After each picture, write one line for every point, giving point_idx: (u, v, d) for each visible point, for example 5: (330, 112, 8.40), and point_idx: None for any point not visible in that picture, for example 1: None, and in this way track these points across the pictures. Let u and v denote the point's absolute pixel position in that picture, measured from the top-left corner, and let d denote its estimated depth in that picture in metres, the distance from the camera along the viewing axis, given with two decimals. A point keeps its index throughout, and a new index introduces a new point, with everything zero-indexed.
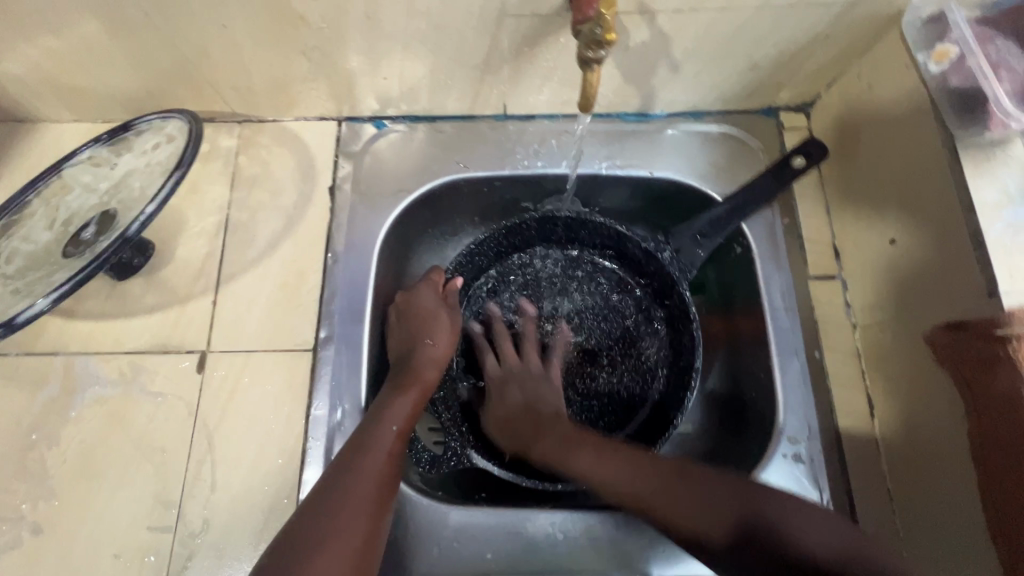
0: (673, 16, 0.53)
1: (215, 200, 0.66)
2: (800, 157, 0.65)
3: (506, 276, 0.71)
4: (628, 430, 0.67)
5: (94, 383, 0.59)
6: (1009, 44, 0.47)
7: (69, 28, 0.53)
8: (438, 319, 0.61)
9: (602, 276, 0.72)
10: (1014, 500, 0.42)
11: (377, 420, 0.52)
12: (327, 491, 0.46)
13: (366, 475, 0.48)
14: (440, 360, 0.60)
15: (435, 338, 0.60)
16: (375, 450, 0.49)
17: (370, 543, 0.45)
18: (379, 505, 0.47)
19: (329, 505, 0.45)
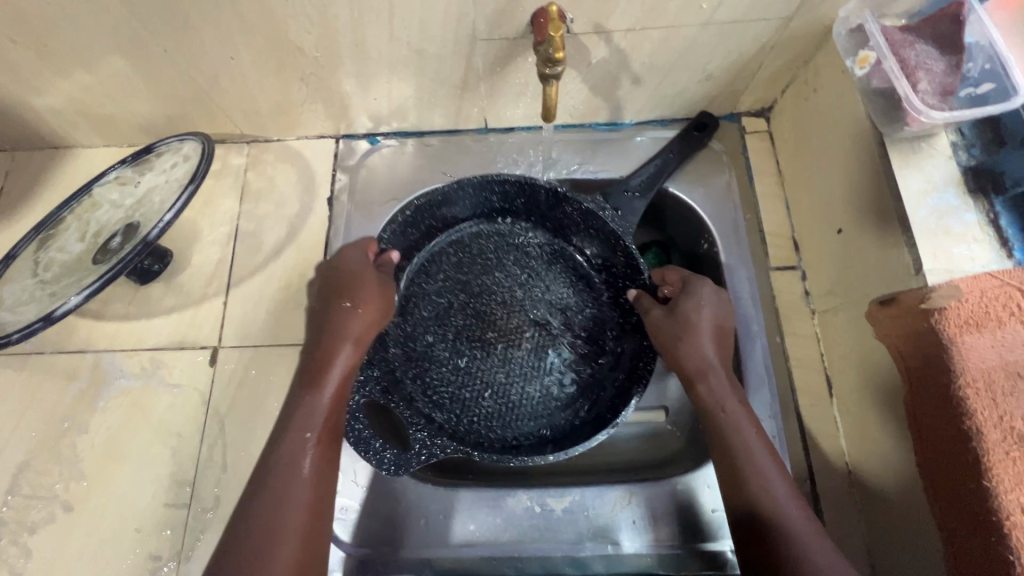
0: (627, 34, 0.59)
1: (227, 212, 0.74)
2: (702, 125, 0.73)
3: (437, 257, 0.70)
4: (581, 405, 0.67)
5: (119, 376, 0.65)
6: (927, 49, 0.52)
7: (101, 66, 0.61)
8: (364, 287, 0.58)
9: (543, 249, 0.71)
10: (943, 458, 0.47)
11: (295, 424, 0.51)
12: (254, 508, 0.47)
13: (293, 483, 0.49)
14: (360, 337, 0.56)
15: (353, 322, 0.56)
16: (302, 463, 0.50)
17: (313, 549, 0.47)
18: (318, 520, 0.49)
19: (259, 521, 0.46)
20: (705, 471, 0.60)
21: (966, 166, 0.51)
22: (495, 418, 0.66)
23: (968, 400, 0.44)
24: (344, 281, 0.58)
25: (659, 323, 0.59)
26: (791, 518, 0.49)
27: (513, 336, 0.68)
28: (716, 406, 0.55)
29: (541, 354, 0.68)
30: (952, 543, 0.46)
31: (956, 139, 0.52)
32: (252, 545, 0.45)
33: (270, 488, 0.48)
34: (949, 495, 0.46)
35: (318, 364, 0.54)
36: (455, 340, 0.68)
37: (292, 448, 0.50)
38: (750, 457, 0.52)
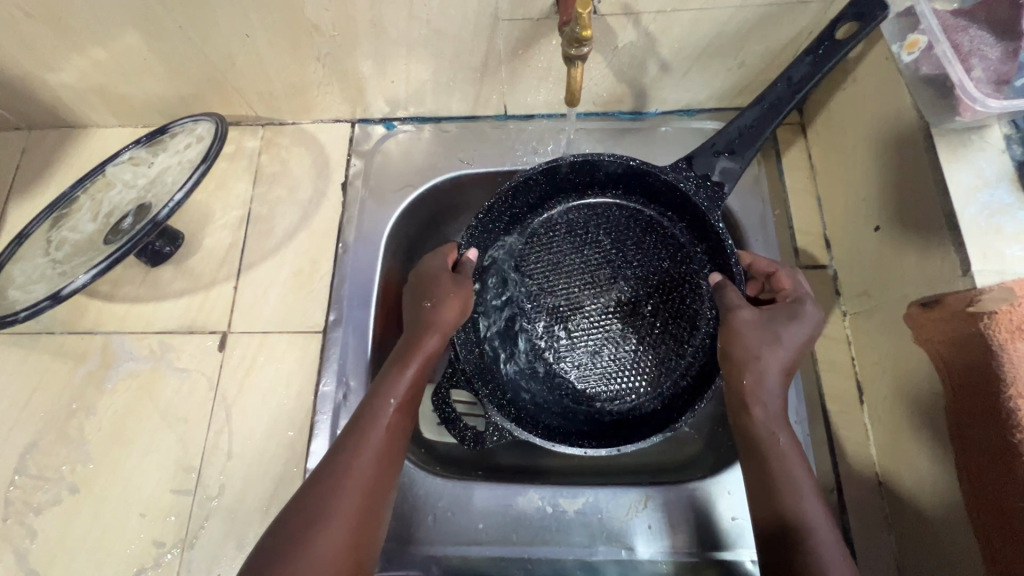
0: (657, 16, 0.56)
1: (240, 195, 0.72)
2: (848, 24, 0.55)
3: (529, 236, 0.67)
4: (672, 386, 0.63)
5: (128, 358, 0.65)
6: (982, 34, 0.49)
7: (114, 42, 0.60)
8: (440, 282, 0.56)
9: (640, 223, 0.66)
10: (988, 474, 0.44)
11: (376, 397, 0.51)
12: (322, 475, 0.46)
13: (360, 458, 0.47)
14: (446, 326, 0.55)
15: (446, 308, 0.55)
16: (367, 447, 0.48)
17: (362, 535, 0.45)
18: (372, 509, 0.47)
19: (321, 489, 0.45)
20: (725, 478, 0.57)
21: (1021, 160, 0.47)
22: (583, 398, 0.64)
23: (1019, 411, 0.42)
24: (432, 273, 0.57)
25: (743, 328, 0.52)
26: (827, 558, 0.44)
27: (605, 318, 0.65)
28: (768, 434, 0.49)
29: (632, 335, 0.64)
30: (993, 563, 0.43)
31: (1010, 132, 0.48)
32: (303, 520, 0.44)
33: (331, 466, 0.47)
34: (992, 513, 0.43)
35: (401, 346, 0.54)
36: (544, 317, 0.65)
37: (357, 429, 0.49)
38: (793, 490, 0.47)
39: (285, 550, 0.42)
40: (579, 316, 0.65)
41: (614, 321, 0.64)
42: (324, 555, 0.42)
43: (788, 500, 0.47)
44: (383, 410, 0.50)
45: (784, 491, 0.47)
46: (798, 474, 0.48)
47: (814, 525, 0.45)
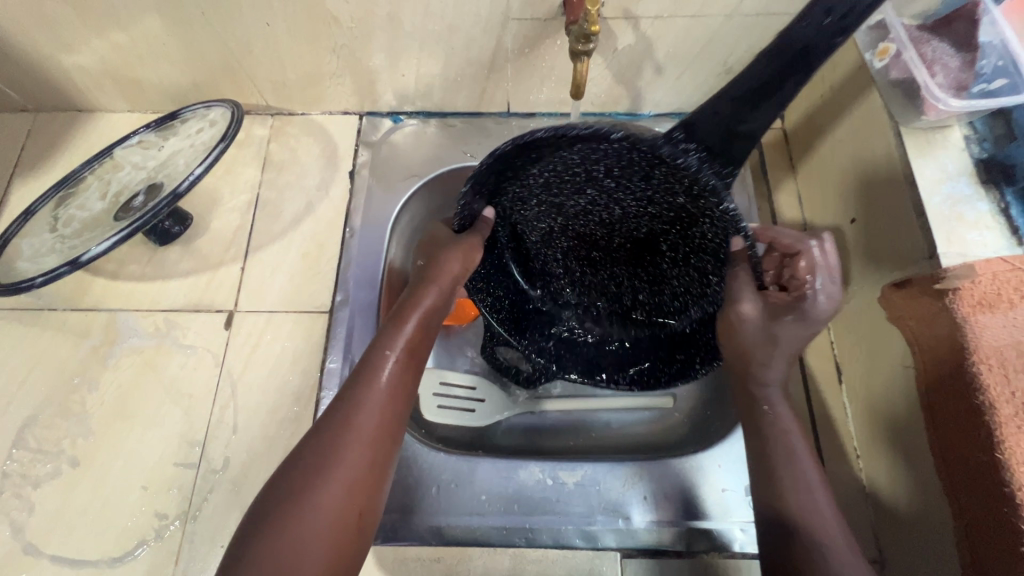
0: (654, 21, 0.61)
1: (248, 180, 0.74)
2: None
3: (523, 180, 0.53)
4: (701, 309, 0.59)
5: (133, 335, 0.65)
6: (944, 45, 0.54)
7: (136, 26, 0.62)
8: (444, 242, 0.58)
9: (645, 167, 0.48)
10: (955, 434, 0.47)
11: (375, 350, 0.53)
12: (328, 428, 0.48)
13: (367, 406, 0.49)
14: (447, 279, 0.56)
15: (449, 262, 0.56)
16: (376, 394, 0.50)
17: (372, 478, 0.47)
18: (379, 457, 0.48)
19: (325, 442, 0.47)
20: (716, 452, 0.60)
21: (978, 158, 0.53)
22: (620, 330, 0.65)
23: (982, 374, 0.45)
24: (439, 237, 0.59)
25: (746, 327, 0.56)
26: (821, 530, 0.47)
27: (623, 254, 0.59)
28: (772, 419, 0.54)
29: (652, 266, 0.58)
30: (964, 516, 0.47)
31: (968, 133, 0.54)
32: (312, 462, 0.46)
33: (339, 412, 0.49)
34: (960, 470, 0.47)
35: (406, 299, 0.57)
36: (563, 257, 0.62)
37: (364, 377, 0.51)
38: (790, 465, 0.51)
39: (297, 486, 0.44)
40: (597, 255, 0.60)
41: (632, 256, 0.59)
42: (329, 494, 0.44)
43: (783, 473, 0.50)
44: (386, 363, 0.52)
45: (784, 466, 0.51)
46: (796, 447, 0.52)
47: (811, 496, 0.49)
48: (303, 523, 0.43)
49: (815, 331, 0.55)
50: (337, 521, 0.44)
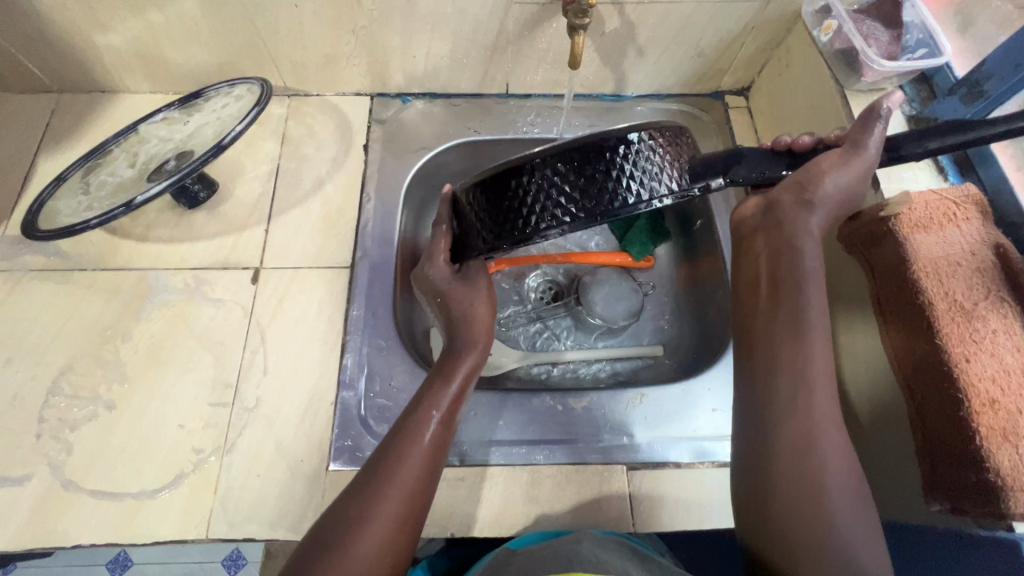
0: (637, 6, 0.71)
1: (269, 153, 0.80)
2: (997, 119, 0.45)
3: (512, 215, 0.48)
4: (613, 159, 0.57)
5: (163, 290, 0.69)
6: (875, 24, 0.66)
7: (173, 7, 0.68)
8: (470, 303, 0.63)
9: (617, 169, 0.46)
10: (905, 334, 0.56)
11: (421, 405, 0.55)
12: (374, 468, 0.52)
13: (410, 459, 0.52)
14: (484, 346, 0.62)
15: (474, 306, 0.63)
16: (416, 449, 0.52)
17: (406, 528, 0.50)
18: (416, 510, 0.51)
19: (369, 488, 0.50)
20: (705, 378, 0.68)
21: (909, 115, 0.64)
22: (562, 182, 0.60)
23: (921, 279, 0.54)
24: (460, 295, 0.63)
25: (857, 168, 0.53)
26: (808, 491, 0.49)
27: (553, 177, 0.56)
28: (803, 368, 0.52)
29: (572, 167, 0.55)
30: (916, 401, 0.55)
31: (900, 95, 0.65)
32: (358, 506, 0.49)
33: (385, 457, 0.52)
34: (909, 363, 0.56)
35: (445, 360, 0.60)
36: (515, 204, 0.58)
37: (410, 428, 0.54)
38: (789, 429, 0.51)
39: (343, 526, 0.48)
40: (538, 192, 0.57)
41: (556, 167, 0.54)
42: (369, 544, 0.47)
43: (788, 434, 0.51)
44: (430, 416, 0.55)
45: (790, 427, 0.51)
46: (818, 410, 0.51)
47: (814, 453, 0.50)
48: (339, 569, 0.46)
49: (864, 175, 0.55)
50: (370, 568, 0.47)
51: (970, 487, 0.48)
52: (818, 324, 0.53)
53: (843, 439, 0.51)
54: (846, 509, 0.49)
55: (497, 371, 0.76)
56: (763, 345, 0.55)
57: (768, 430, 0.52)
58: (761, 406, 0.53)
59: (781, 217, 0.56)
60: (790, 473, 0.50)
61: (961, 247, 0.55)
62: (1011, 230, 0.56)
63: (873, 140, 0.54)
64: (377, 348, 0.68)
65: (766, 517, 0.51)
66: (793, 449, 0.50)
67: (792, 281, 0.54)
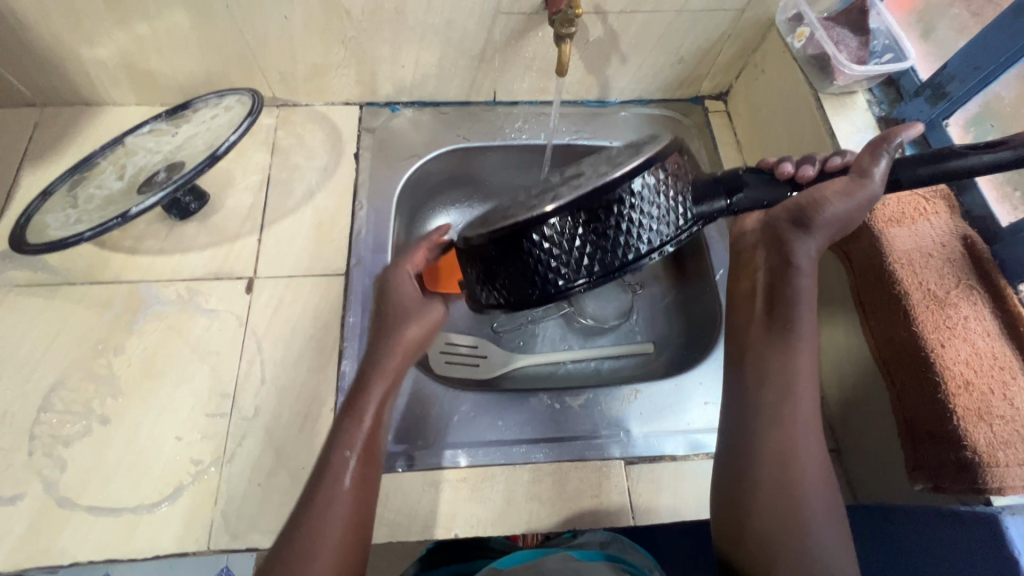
0: (619, 16, 0.73)
1: (259, 163, 0.80)
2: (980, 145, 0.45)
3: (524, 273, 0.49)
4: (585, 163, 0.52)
5: (155, 302, 0.69)
6: (843, 32, 0.69)
7: (162, 19, 0.69)
8: (407, 326, 0.59)
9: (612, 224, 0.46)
10: (884, 322, 0.58)
11: (335, 449, 0.54)
12: (305, 515, 0.51)
13: (335, 505, 0.51)
14: (391, 376, 0.58)
15: (406, 330, 0.59)
16: (338, 499, 0.51)
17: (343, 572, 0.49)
18: (352, 551, 0.51)
19: (299, 537, 0.50)
20: (696, 372, 0.70)
21: (880, 116, 0.68)
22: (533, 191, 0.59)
23: (897, 270, 0.57)
24: (398, 309, 0.60)
25: (861, 199, 0.51)
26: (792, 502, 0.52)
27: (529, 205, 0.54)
28: (790, 374, 0.55)
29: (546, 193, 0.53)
30: (896, 385, 0.57)
31: (870, 98, 0.69)
32: (289, 560, 0.49)
33: (309, 504, 0.51)
34: (888, 350, 0.58)
35: (354, 398, 0.57)
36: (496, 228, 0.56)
37: (329, 475, 0.52)
38: (777, 439, 0.54)
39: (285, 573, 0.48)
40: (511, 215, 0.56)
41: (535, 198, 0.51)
42: None
43: (775, 446, 0.53)
44: (348, 457, 0.53)
45: (775, 439, 0.54)
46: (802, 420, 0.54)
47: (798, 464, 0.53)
48: None
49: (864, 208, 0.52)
50: None
51: (949, 464, 0.51)
52: (806, 339, 0.56)
53: (823, 451, 0.54)
54: (823, 517, 0.51)
55: (493, 373, 0.78)
56: (756, 351, 0.57)
57: (756, 440, 0.54)
58: (748, 418, 0.56)
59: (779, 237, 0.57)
60: (776, 488, 0.52)
61: (932, 240, 0.59)
62: (977, 222, 0.59)
63: (879, 170, 0.52)
64: None
65: (743, 531, 0.53)
66: (776, 459, 0.53)
67: (786, 295, 0.56)
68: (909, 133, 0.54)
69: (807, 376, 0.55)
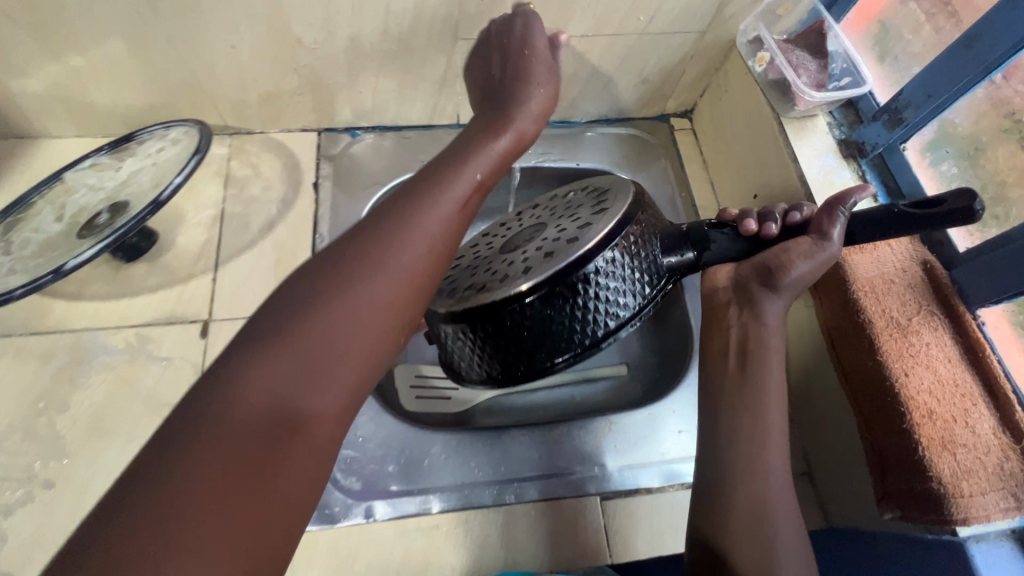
0: (581, 39, 0.72)
1: (211, 197, 0.76)
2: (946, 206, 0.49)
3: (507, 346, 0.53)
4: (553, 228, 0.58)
5: (102, 352, 0.65)
6: (803, 54, 0.69)
7: (98, 50, 0.64)
8: (532, 89, 0.58)
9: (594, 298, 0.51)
10: (849, 349, 0.59)
11: (442, 174, 0.51)
12: (370, 234, 0.46)
13: (408, 249, 0.46)
14: (513, 133, 0.55)
15: (535, 97, 0.58)
16: (415, 234, 0.46)
17: (375, 355, 0.43)
18: (394, 328, 0.45)
19: (344, 276, 0.44)
20: (668, 399, 0.70)
21: (840, 138, 0.69)
22: (499, 244, 0.62)
23: (860, 297, 0.58)
24: (524, 74, 0.58)
25: (822, 261, 0.55)
26: (764, 558, 0.54)
27: (497, 259, 0.58)
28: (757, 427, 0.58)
29: (516, 251, 0.57)
30: (862, 410, 0.58)
31: (830, 120, 0.70)
32: (330, 284, 0.43)
33: (381, 224, 0.47)
34: (855, 376, 0.58)
35: (474, 137, 0.55)
36: (464, 274, 0.59)
37: (415, 201, 0.48)
38: (750, 495, 0.56)
39: (311, 319, 0.42)
40: (480, 265, 0.59)
41: (508, 266, 0.55)
42: (333, 366, 0.41)
43: (749, 503, 0.56)
44: (456, 183, 0.50)
45: (750, 496, 0.56)
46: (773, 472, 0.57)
47: (770, 517, 0.56)
48: (272, 366, 0.40)
49: (823, 268, 0.57)
50: (326, 395, 0.41)
51: (913, 494, 0.51)
52: (776, 391, 0.59)
53: (793, 503, 0.57)
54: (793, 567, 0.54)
55: (464, 406, 0.76)
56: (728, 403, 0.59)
57: (730, 496, 0.57)
58: (722, 475, 0.58)
59: (751, 296, 0.60)
60: (747, 541, 0.55)
61: (893, 265, 0.60)
62: (935, 246, 0.60)
63: (835, 233, 0.56)
64: None
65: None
66: (751, 513, 0.56)
67: (759, 349, 0.60)
68: (861, 195, 0.58)
69: (778, 431, 0.58)
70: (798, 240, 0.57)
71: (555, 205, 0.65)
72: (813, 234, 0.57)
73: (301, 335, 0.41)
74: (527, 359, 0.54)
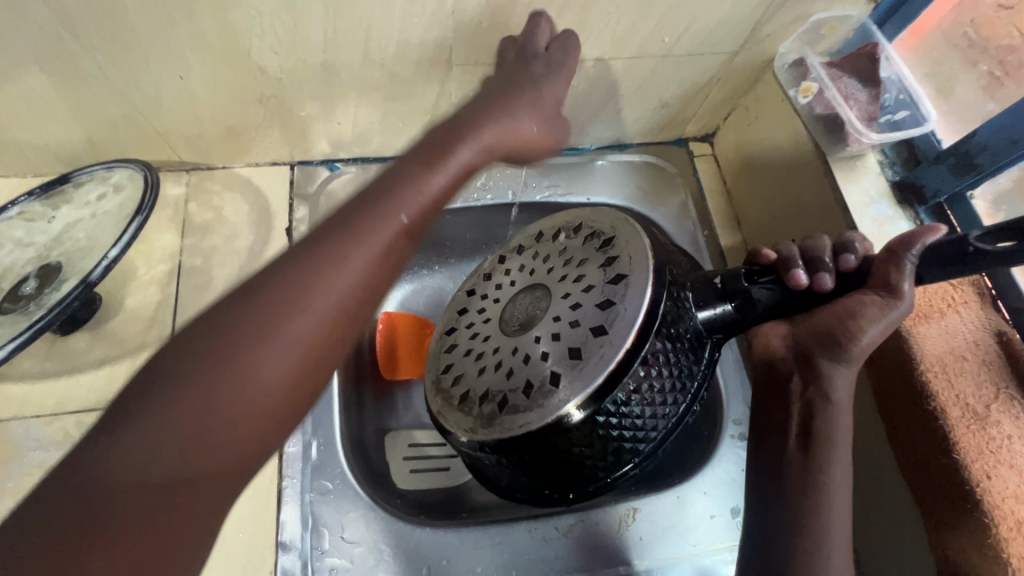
0: (595, 63, 0.62)
1: (166, 248, 0.65)
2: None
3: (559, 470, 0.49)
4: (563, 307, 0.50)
5: (36, 447, 0.55)
6: (853, 82, 0.61)
7: (12, 84, 0.52)
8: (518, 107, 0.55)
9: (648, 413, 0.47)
10: (912, 439, 0.50)
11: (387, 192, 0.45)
12: (297, 256, 0.41)
13: (345, 272, 0.41)
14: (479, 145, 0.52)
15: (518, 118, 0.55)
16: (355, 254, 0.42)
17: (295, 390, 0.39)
18: (321, 360, 0.40)
19: (264, 303, 0.38)
20: (699, 479, 0.61)
21: (894, 180, 0.60)
22: (498, 323, 0.53)
23: (930, 381, 0.49)
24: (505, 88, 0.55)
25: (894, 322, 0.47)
26: None
27: (508, 348, 0.50)
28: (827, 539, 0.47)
29: (526, 343, 0.49)
30: (926, 506, 0.50)
31: (881, 159, 0.61)
32: (247, 317, 0.38)
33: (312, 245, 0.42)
34: (918, 468, 0.50)
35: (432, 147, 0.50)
36: (468, 363, 0.52)
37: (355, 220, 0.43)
38: None
39: (222, 357, 0.36)
40: (486, 353, 0.52)
41: (530, 374, 0.48)
42: (240, 406, 0.36)
43: None
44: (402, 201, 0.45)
45: None
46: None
47: None
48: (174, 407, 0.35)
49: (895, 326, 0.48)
50: (233, 435, 0.36)
51: None
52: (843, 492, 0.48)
53: None
54: None
55: (465, 479, 0.68)
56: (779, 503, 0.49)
57: None
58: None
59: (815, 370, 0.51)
60: None
61: (964, 338, 0.51)
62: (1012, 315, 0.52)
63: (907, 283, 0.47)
64: (325, 494, 0.56)
65: None
66: None
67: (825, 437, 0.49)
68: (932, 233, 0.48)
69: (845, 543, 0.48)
70: (864, 299, 0.48)
71: (543, 254, 0.55)
72: (878, 287, 0.48)
73: (185, 392, 0.35)
74: (583, 479, 0.49)
